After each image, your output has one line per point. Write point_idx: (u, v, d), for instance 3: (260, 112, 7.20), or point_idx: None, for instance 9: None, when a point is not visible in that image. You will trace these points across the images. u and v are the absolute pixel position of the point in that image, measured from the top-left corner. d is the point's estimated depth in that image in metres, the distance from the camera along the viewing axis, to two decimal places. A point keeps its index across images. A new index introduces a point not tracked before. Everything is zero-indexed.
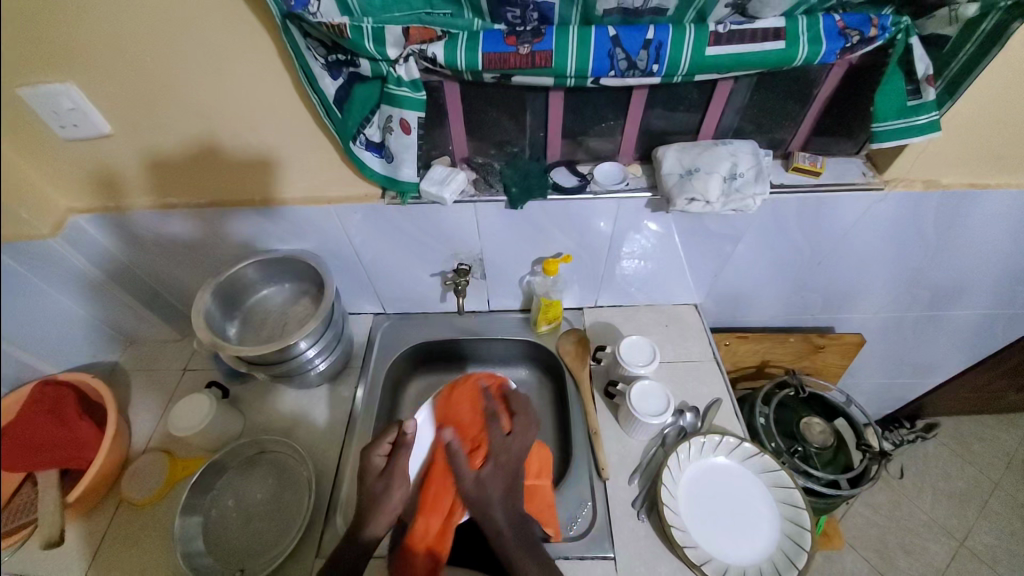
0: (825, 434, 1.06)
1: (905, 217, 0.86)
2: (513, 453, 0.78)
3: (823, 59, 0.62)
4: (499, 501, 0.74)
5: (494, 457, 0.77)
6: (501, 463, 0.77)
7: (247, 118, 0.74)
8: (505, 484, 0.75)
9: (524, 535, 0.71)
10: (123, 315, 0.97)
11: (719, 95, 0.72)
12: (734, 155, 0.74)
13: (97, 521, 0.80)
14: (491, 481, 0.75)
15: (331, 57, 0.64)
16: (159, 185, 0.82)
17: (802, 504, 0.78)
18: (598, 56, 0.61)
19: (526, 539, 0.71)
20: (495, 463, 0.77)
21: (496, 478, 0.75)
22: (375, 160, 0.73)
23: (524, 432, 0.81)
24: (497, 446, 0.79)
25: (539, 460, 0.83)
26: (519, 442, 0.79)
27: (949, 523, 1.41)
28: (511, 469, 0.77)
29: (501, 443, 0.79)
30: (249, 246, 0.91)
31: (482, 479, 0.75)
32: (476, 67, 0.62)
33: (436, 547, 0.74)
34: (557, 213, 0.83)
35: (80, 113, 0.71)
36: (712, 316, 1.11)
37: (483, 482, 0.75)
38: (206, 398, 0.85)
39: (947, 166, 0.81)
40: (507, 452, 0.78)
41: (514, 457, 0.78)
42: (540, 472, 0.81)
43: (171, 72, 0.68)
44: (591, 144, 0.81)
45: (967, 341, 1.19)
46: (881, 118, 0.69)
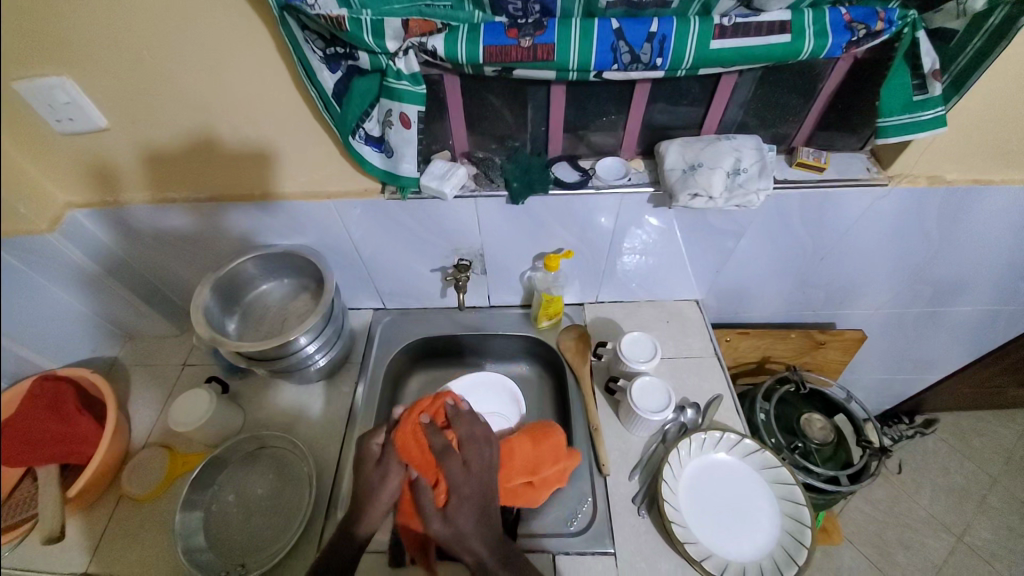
0: (825, 430, 1.07)
1: (910, 213, 0.86)
2: (478, 478, 0.71)
3: (829, 53, 0.61)
4: (475, 531, 0.68)
5: (458, 493, 0.69)
6: (467, 496, 0.69)
7: (246, 111, 0.73)
8: (477, 513, 0.69)
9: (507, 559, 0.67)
10: (123, 310, 0.96)
11: (723, 89, 0.71)
12: (738, 150, 0.73)
13: (98, 515, 0.80)
14: (463, 515, 0.68)
15: (330, 50, 0.63)
16: (158, 179, 0.82)
17: (802, 501, 0.78)
18: (601, 49, 0.60)
19: (517, 568, 0.67)
20: (461, 498, 0.69)
21: (466, 510, 0.69)
22: (375, 154, 0.73)
23: (478, 453, 0.73)
24: (457, 480, 0.70)
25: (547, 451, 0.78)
26: (481, 465, 0.72)
27: (947, 518, 1.42)
28: (481, 494, 0.70)
29: (462, 474, 0.71)
30: (247, 240, 0.90)
31: (451, 517, 0.68)
32: (476, 60, 0.61)
33: (423, 539, 0.73)
34: (558, 209, 0.82)
35: (77, 107, 0.70)
36: (713, 312, 1.10)
37: (451, 520, 0.68)
38: (206, 394, 0.85)
39: (953, 161, 0.80)
40: (470, 482, 0.70)
41: (479, 486, 0.71)
42: (555, 459, 0.77)
43: (169, 65, 0.67)
44: (593, 139, 0.80)
45: (968, 338, 1.19)
46: (886, 114, 0.68)
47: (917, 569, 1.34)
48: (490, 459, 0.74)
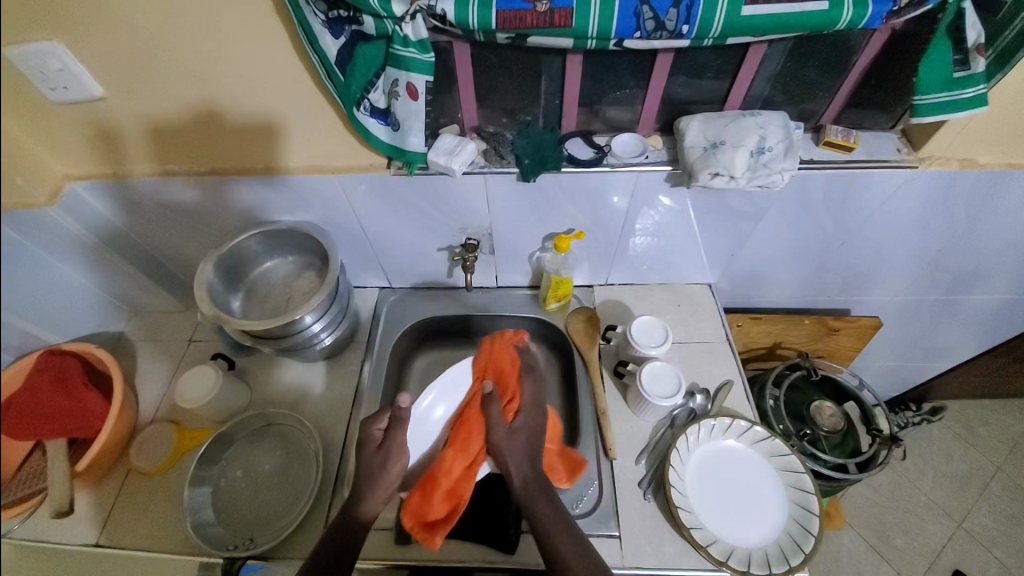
0: (835, 418, 1.05)
1: (937, 198, 0.82)
2: (545, 404, 0.80)
3: (868, 23, 0.57)
4: (525, 455, 0.74)
5: (528, 410, 0.78)
6: (532, 416, 0.78)
7: (246, 81, 0.70)
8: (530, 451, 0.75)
9: (549, 487, 0.71)
10: (126, 285, 0.95)
11: (750, 61, 0.67)
12: (763, 127, 0.69)
13: (108, 488, 0.81)
14: (521, 437, 0.76)
15: (333, 13, 0.59)
16: (157, 151, 0.79)
17: (811, 489, 0.77)
18: (622, 15, 0.56)
19: (549, 490, 0.71)
20: (526, 413, 0.78)
21: (518, 437, 0.75)
22: (380, 127, 0.69)
23: (548, 383, 0.82)
24: (532, 395, 0.80)
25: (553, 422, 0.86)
26: (546, 395, 0.81)
27: (949, 505, 1.42)
28: (538, 422, 0.78)
29: (534, 396, 0.80)
30: (250, 216, 0.88)
31: (513, 432, 0.76)
32: (488, 27, 0.57)
33: (457, 490, 0.75)
34: (571, 187, 0.79)
35: (71, 75, 0.67)
36: (726, 296, 1.08)
37: (515, 436, 0.75)
38: (212, 371, 0.84)
39: (988, 144, 0.75)
40: (540, 403, 0.79)
41: (547, 410, 0.80)
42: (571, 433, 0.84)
43: (164, 30, 0.64)
44: (608, 113, 0.76)
45: (984, 327, 1.16)
46: (923, 91, 0.64)
47: (916, 553, 1.35)
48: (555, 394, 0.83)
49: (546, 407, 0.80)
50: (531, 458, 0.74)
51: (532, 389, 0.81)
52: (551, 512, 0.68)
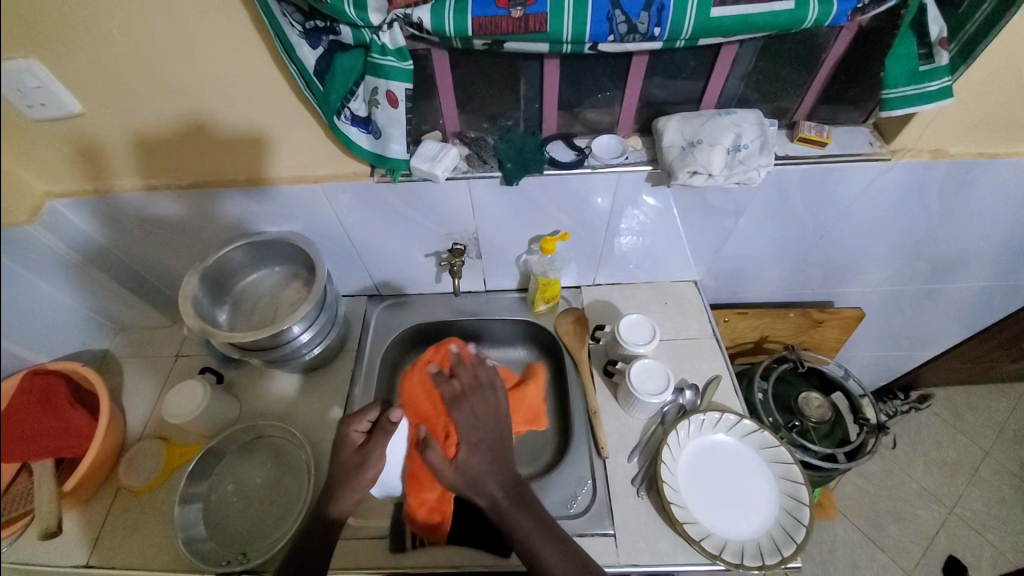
0: (823, 409, 1.07)
1: (911, 188, 0.84)
2: (485, 425, 0.73)
3: (833, 21, 0.59)
4: (489, 473, 0.70)
5: (468, 439, 0.71)
6: (477, 443, 0.72)
7: (226, 93, 0.70)
8: (488, 451, 0.72)
9: (520, 497, 0.70)
10: (110, 301, 0.95)
11: (723, 61, 0.69)
12: (739, 125, 0.71)
13: (96, 509, 0.80)
14: (475, 459, 0.70)
15: (309, 23, 0.60)
16: (137, 166, 0.79)
17: (801, 479, 0.79)
18: (596, 19, 0.57)
19: (521, 497, 0.70)
20: (471, 444, 0.71)
21: (478, 456, 0.70)
22: (362, 135, 0.70)
23: (479, 400, 0.75)
24: (466, 426, 0.73)
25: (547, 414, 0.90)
26: (485, 415, 0.74)
27: (939, 491, 1.45)
28: (492, 438, 0.73)
29: (471, 422, 0.73)
30: (236, 228, 0.88)
31: (463, 465, 0.70)
32: (465, 33, 0.58)
33: (441, 507, 0.75)
34: (554, 189, 0.80)
35: (48, 91, 0.66)
36: (712, 292, 1.09)
37: (461, 464, 0.70)
38: (200, 387, 0.83)
39: (957, 135, 0.78)
40: (479, 429, 0.73)
41: (488, 432, 0.73)
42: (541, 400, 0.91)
43: (142, 45, 0.64)
44: (588, 116, 0.77)
45: (966, 313, 1.18)
46: (891, 85, 0.66)
47: (909, 539, 1.38)
48: (494, 404, 0.76)
49: (489, 425, 0.74)
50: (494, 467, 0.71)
51: (466, 414, 0.73)
52: (530, 521, 0.68)
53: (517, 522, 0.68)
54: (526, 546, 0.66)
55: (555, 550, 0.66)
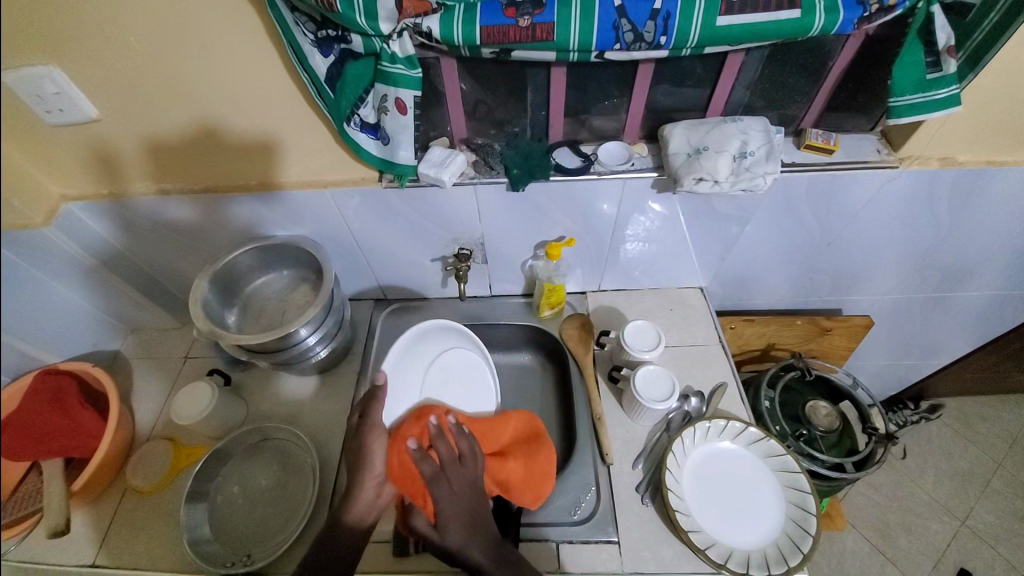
0: (830, 418, 1.06)
1: (919, 196, 0.84)
2: (462, 494, 0.70)
3: (840, 29, 0.59)
4: (468, 541, 0.66)
5: (452, 510, 0.68)
6: (457, 513, 0.68)
7: (238, 100, 0.71)
8: (466, 522, 0.68)
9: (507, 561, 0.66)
10: (122, 303, 0.96)
11: (729, 69, 0.69)
12: (744, 133, 0.71)
13: (104, 507, 0.81)
14: (454, 529, 0.67)
15: (322, 32, 0.61)
16: (150, 170, 0.80)
17: (807, 489, 0.78)
18: (602, 28, 0.58)
19: (508, 559, 0.66)
20: (451, 514, 0.68)
21: (456, 527, 0.67)
22: (371, 142, 0.71)
23: (460, 476, 0.71)
24: (444, 502, 0.68)
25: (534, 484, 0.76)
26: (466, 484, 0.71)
27: (951, 503, 1.42)
28: (468, 506, 0.69)
29: (453, 490, 0.69)
30: (245, 232, 0.89)
31: (445, 533, 0.67)
32: (473, 42, 0.59)
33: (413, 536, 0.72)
34: (560, 195, 0.80)
35: (67, 98, 0.68)
36: (718, 299, 1.09)
37: (446, 532, 0.67)
38: (208, 388, 0.84)
39: (966, 142, 0.77)
40: (457, 498, 0.69)
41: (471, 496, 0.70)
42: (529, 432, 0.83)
43: (158, 52, 0.65)
44: (594, 123, 0.78)
45: (977, 323, 1.17)
46: (898, 94, 0.66)
47: (919, 552, 1.35)
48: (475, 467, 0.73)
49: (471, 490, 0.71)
50: (470, 533, 0.67)
51: (445, 484, 0.70)
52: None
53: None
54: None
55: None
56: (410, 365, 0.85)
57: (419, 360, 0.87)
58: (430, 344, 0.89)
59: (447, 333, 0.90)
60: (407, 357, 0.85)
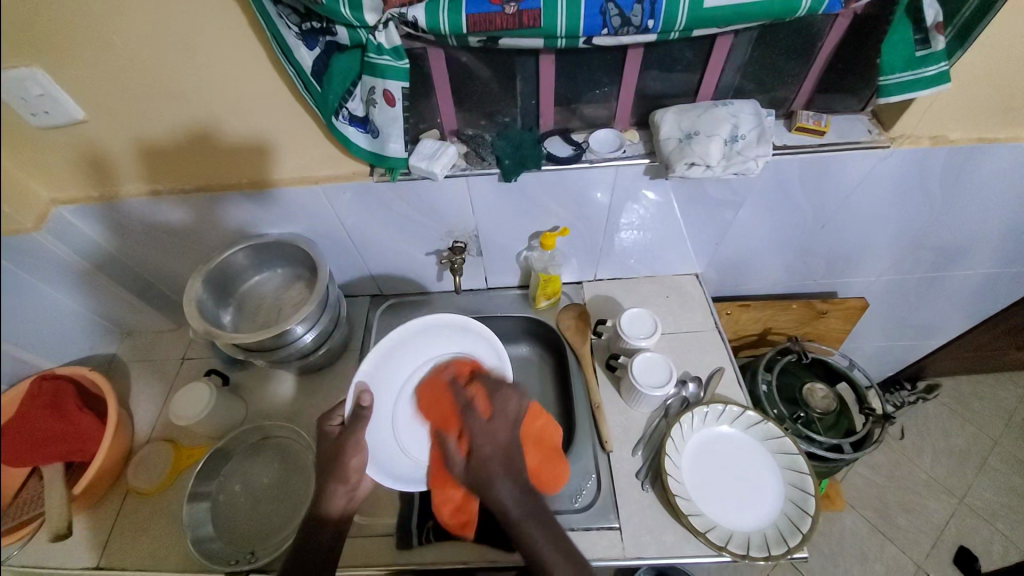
0: (827, 400, 1.07)
1: (911, 176, 0.84)
2: (499, 435, 0.73)
3: (828, 8, 0.59)
4: (504, 480, 0.69)
5: (484, 449, 0.71)
6: (490, 453, 0.71)
7: (225, 96, 0.70)
8: (502, 460, 0.71)
9: (534, 510, 0.68)
10: (117, 306, 0.96)
11: (718, 53, 0.69)
12: (735, 116, 0.71)
13: (106, 511, 0.81)
14: (492, 463, 0.70)
15: (306, 24, 0.60)
16: (140, 172, 0.79)
17: (806, 470, 0.79)
18: (589, 13, 0.57)
19: (536, 512, 0.68)
20: (484, 452, 0.71)
21: (491, 465, 0.70)
22: (361, 135, 0.70)
23: (500, 411, 0.76)
24: (479, 436, 0.73)
25: (549, 470, 0.77)
26: (501, 424, 0.74)
27: (949, 481, 1.44)
28: (505, 448, 0.72)
29: (485, 429, 0.73)
30: (238, 232, 0.89)
31: (476, 469, 0.71)
32: (460, 31, 0.58)
33: (464, 508, 0.72)
34: (552, 185, 0.80)
35: (51, 99, 0.67)
36: (714, 285, 1.09)
37: (475, 465, 0.71)
38: (206, 388, 0.84)
39: (957, 120, 0.77)
40: (493, 439, 0.72)
41: (508, 437, 0.73)
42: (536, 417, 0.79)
43: (140, 51, 0.65)
44: (585, 111, 0.78)
45: (971, 301, 1.17)
46: (889, 72, 0.66)
47: (918, 530, 1.36)
48: (515, 410, 0.76)
49: (508, 432, 0.73)
50: (506, 474, 0.70)
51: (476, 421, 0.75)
52: (544, 537, 0.66)
53: (528, 529, 0.66)
54: (536, 560, 0.65)
55: (564, 561, 0.64)
56: (388, 377, 0.85)
57: (401, 368, 0.86)
58: (410, 357, 0.87)
59: (430, 338, 0.89)
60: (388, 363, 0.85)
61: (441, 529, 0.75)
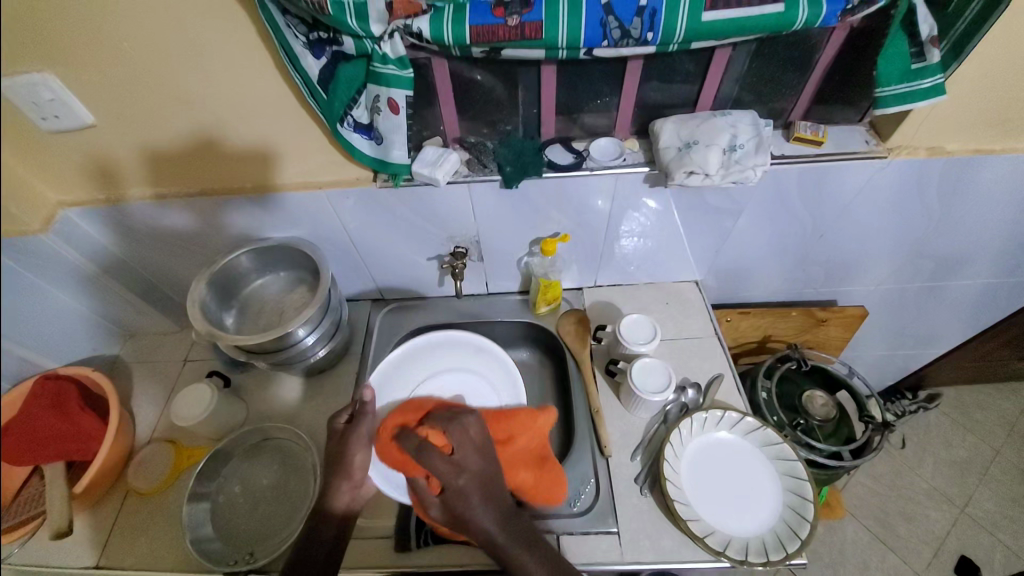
0: (827, 407, 1.07)
1: (909, 186, 0.84)
2: (467, 468, 0.64)
3: (824, 22, 0.60)
4: (484, 512, 0.63)
5: (454, 486, 0.63)
6: (463, 487, 0.63)
7: (232, 103, 0.72)
8: (480, 492, 0.63)
9: (522, 533, 0.65)
10: (122, 308, 0.97)
11: (717, 64, 0.70)
12: (734, 125, 0.72)
13: (106, 511, 0.81)
14: (470, 496, 0.63)
15: (313, 34, 0.62)
16: (147, 176, 0.81)
17: (804, 476, 0.79)
18: (590, 25, 0.59)
19: (524, 535, 0.65)
20: (456, 490, 0.63)
21: (467, 500, 0.63)
22: (364, 142, 0.72)
23: (462, 440, 0.65)
24: (444, 475, 0.62)
25: (545, 488, 0.73)
26: (465, 452, 0.64)
27: (950, 491, 1.43)
28: (479, 480, 0.64)
29: (449, 467, 0.62)
30: (242, 236, 0.90)
31: (450, 506, 0.63)
32: (463, 42, 0.60)
33: (460, 547, 0.67)
34: (553, 192, 0.81)
35: (62, 104, 0.69)
36: (713, 292, 1.10)
37: (452, 502, 0.63)
38: (208, 390, 0.85)
39: (954, 131, 0.78)
40: (461, 472, 0.63)
41: (482, 467, 0.65)
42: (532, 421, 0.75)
43: (150, 59, 0.66)
44: (586, 120, 0.79)
45: (971, 311, 1.18)
46: (884, 84, 0.67)
47: (920, 540, 1.35)
48: (473, 434, 0.66)
49: (475, 456, 0.65)
50: (485, 506, 0.63)
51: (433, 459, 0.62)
52: (535, 561, 0.64)
53: (516, 555, 0.63)
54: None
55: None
56: (399, 389, 0.88)
57: (409, 378, 0.90)
58: (418, 368, 0.91)
59: (437, 350, 0.92)
60: (396, 373, 0.89)
61: (439, 533, 0.76)
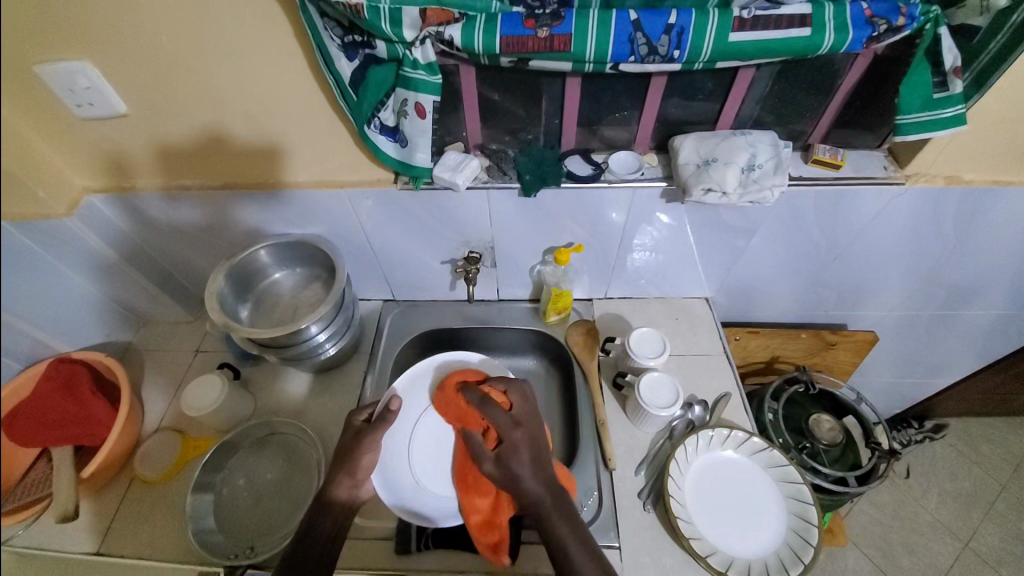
0: (833, 432, 1.06)
1: (925, 214, 0.85)
2: (525, 427, 0.71)
3: (848, 48, 0.61)
4: (530, 472, 0.67)
5: (512, 440, 0.69)
6: (518, 441, 0.69)
7: (262, 100, 0.74)
8: (532, 450, 0.69)
9: (561, 499, 0.66)
10: (138, 295, 0.98)
11: (739, 85, 0.71)
12: (753, 146, 0.73)
13: (110, 498, 0.82)
14: (521, 452, 0.68)
15: (348, 37, 0.64)
16: (175, 167, 0.83)
17: (810, 500, 0.78)
18: (618, 41, 0.60)
19: (563, 500, 0.66)
20: (512, 442, 0.69)
21: (520, 455, 0.68)
22: (390, 144, 0.73)
23: (520, 397, 0.75)
24: (505, 428, 0.70)
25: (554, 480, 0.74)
26: (523, 406, 0.74)
27: (954, 524, 1.40)
28: (533, 440, 0.70)
29: (507, 418, 0.72)
30: (261, 230, 0.92)
31: (505, 459, 0.68)
32: (493, 51, 0.61)
33: (493, 520, 0.71)
34: (570, 202, 0.82)
35: (97, 92, 0.71)
36: (723, 310, 1.10)
37: (507, 458, 0.68)
38: (219, 381, 0.86)
39: (971, 162, 0.79)
40: (519, 427, 0.70)
41: (535, 428, 0.72)
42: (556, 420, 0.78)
43: (185, 53, 0.68)
44: (606, 133, 0.80)
45: (981, 343, 1.17)
46: (904, 112, 0.67)
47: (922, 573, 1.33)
48: (529, 394, 0.76)
49: (533, 418, 0.73)
50: (534, 465, 0.68)
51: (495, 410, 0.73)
52: (569, 534, 0.64)
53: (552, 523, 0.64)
54: (558, 555, 0.63)
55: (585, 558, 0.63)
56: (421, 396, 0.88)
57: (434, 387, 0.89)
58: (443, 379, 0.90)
59: (465, 363, 0.91)
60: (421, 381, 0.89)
61: (440, 536, 0.76)
